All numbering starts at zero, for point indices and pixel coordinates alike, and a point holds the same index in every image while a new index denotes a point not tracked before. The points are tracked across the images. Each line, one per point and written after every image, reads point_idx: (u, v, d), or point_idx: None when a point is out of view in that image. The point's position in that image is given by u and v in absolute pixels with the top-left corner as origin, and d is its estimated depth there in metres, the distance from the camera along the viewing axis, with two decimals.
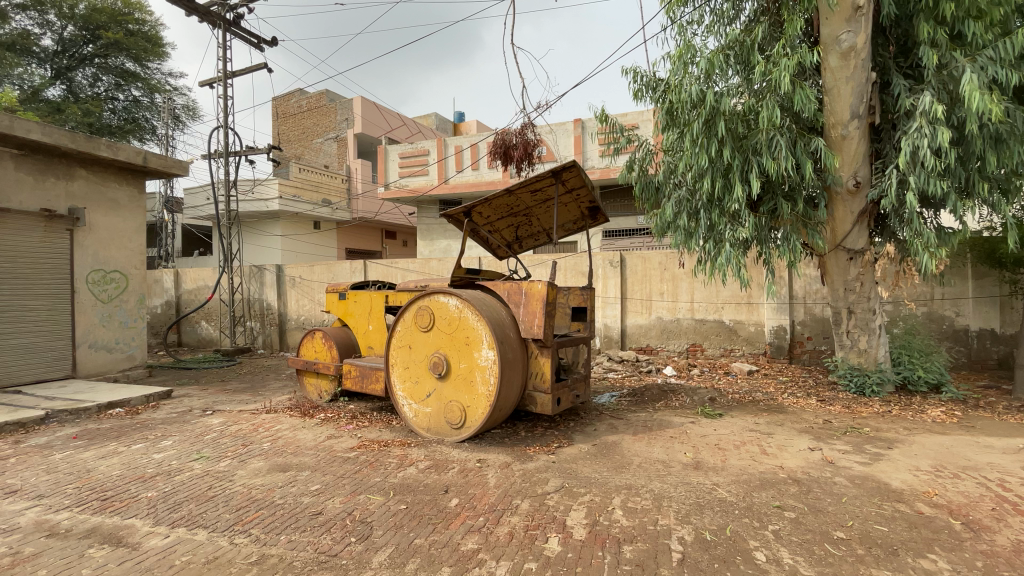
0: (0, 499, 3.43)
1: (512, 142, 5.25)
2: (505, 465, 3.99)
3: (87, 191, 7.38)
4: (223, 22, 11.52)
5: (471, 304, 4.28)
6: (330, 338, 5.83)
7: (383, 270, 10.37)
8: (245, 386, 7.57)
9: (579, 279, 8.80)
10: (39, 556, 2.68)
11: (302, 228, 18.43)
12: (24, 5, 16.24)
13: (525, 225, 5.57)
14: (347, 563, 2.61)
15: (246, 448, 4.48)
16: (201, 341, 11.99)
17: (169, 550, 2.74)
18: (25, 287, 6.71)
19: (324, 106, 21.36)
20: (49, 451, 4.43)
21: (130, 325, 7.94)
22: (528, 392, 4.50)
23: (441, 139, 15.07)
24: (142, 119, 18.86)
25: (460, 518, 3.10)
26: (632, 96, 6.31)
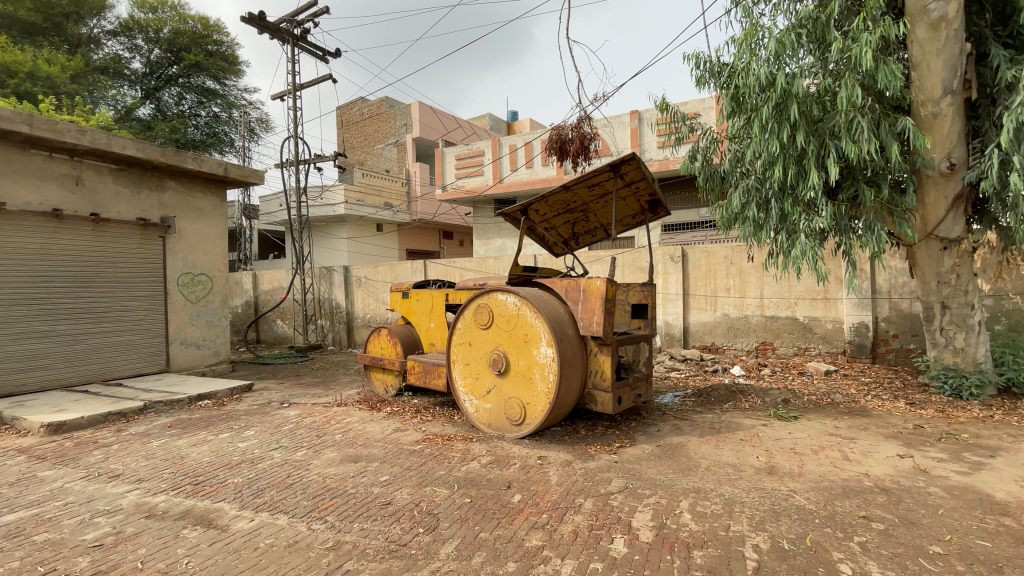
0: (110, 480, 3.82)
1: (568, 137, 5.18)
2: (567, 463, 3.95)
3: (176, 202, 8.08)
4: (292, 37, 12.22)
5: (529, 302, 4.27)
6: (395, 336, 6.04)
7: (441, 270, 10.61)
8: (317, 381, 8.01)
9: (638, 275, 8.58)
10: (140, 535, 2.95)
11: (366, 231, 19.25)
12: (117, 33, 18.26)
13: (582, 221, 5.49)
14: (415, 553, 2.68)
15: (319, 440, 4.73)
16: (277, 338, 12.81)
17: (254, 533, 2.94)
18: (127, 289, 7.43)
19: (384, 112, 22.19)
20: (148, 438, 4.89)
21: (215, 324, 8.64)
22: (587, 390, 4.44)
23: (496, 139, 15.18)
24: (222, 133, 20.36)
25: (524, 514, 3.10)
26: (694, 84, 6.05)
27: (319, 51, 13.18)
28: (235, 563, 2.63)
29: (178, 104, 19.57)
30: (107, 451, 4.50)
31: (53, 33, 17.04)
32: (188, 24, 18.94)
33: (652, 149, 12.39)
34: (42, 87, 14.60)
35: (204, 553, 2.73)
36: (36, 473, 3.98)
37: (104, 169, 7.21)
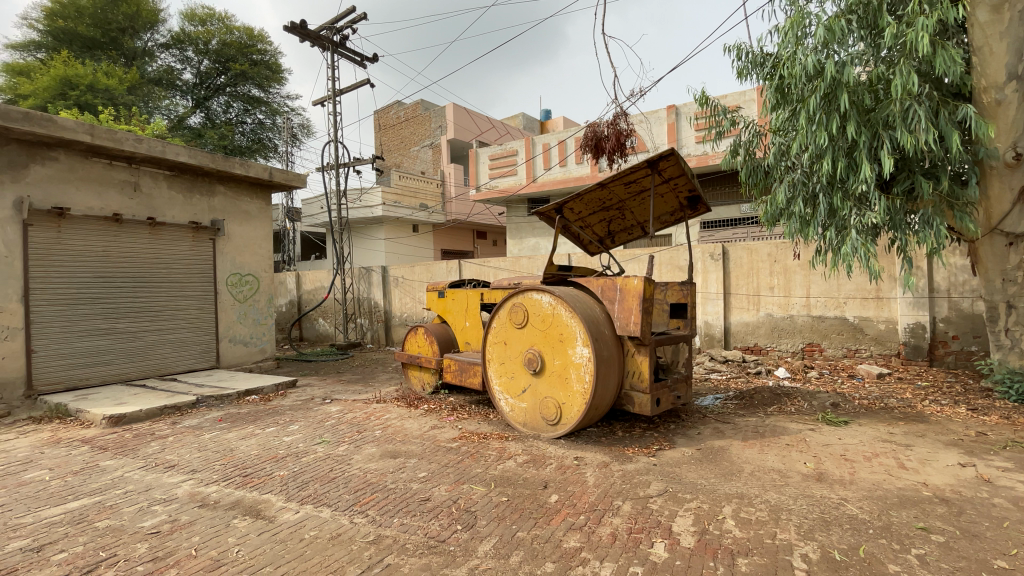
0: (166, 470, 4.04)
1: (603, 134, 5.11)
2: (604, 464, 3.90)
3: (225, 205, 8.46)
4: (331, 44, 12.58)
5: (564, 301, 4.24)
6: (431, 334, 6.13)
7: (476, 269, 10.68)
8: (357, 378, 8.22)
9: (677, 274, 8.39)
10: (193, 524, 3.09)
11: (402, 232, 19.62)
12: (169, 46, 19.33)
13: (618, 220, 5.41)
14: (454, 550, 2.70)
15: (360, 435, 4.85)
16: (318, 337, 13.23)
17: (299, 525, 3.04)
18: (180, 289, 7.82)
19: (420, 115, 22.55)
20: (201, 431, 5.14)
21: (261, 322, 9.01)
22: (624, 391, 4.36)
23: (529, 138, 15.16)
24: (266, 139, 21.16)
25: (561, 514, 3.08)
26: (736, 75, 5.87)
27: (358, 57, 13.52)
28: (281, 553, 2.73)
29: (226, 112, 20.43)
30: (163, 442, 4.76)
31: (110, 48, 18.26)
32: (234, 35, 19.90)
33: (690, 144, 12.08)
34: (102, 99, 15.61)
35: (253, 543, 2.84)
36: (100, 462, 4.24)
37: (159, 175, 7.61)
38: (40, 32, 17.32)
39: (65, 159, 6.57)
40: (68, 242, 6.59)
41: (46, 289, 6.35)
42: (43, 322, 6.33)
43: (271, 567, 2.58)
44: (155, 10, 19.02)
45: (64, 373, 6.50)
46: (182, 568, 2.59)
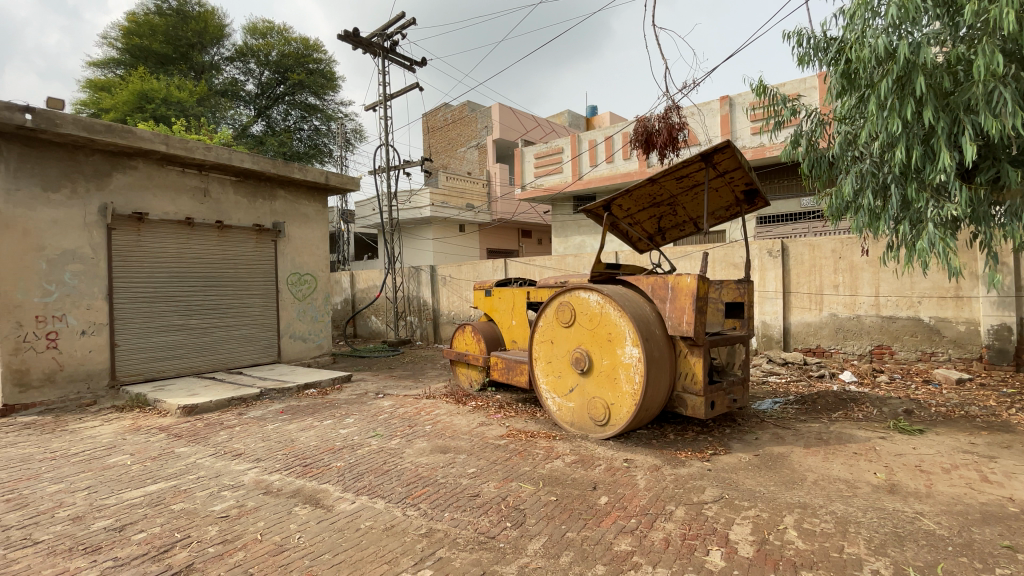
0: (233, 458, 4.29)
1: (654, 128, 4.98)
2: (655, 467, 3.80)
3: (285, 209, 8.91)
4: (382, 50, 12.95)
5: (613, 300, 4.16)
6: (479, 333, 6.18)
7: (522, 268, 10.72)
8: (408, 374, 8.43)
9: (732, 272, 8.06)
10: (259, 510, 3.27)
11: (449, 231, 19.96)
12: (234, 59, 20.54)
13: (669, 216, 5.26)
14: (504, 546, 2.72)
15: (411, 430, 4.97)
16: (370, 334, 13.68)
17: (355, 515, 3.15)
18: (245, 288, 8.30)
19: (466, 116, 22.84)
20: (264, 422, 5.44)
21: (318, 320, 9.42)
22: (677, 393, 4.24)
23: (575, 135, 15.00)
24: (322, 144, 22.06)
25: (612, 517, 3.03)
26: (796, 62, 5.57)
27: (407, 61, 13.85)
28: (339, 541, 2.83)
29: (285, 120, 21.47)
30: (230, 432, 5.06)
31: (181, 63, 19.60)
32: (292, 46, 20.93)
33: (746, 136, 11.62)
34: (174, 111, 16.78)
35: (313, 530, 2.96)
36: (175, 449, 4.57)
37: (226, 181, 8.09)
38: (120, 51, 18.82)
39: (143, 167, 7.11)
40: (146, 244, 7.13)
41: (127, 288, 6.91)
42: (125, 318, 6.88)
43: (330, 554, 2.69)
44: (221, 26, 20.32)
45: (144, 366, 7.05)
46: (249, 551, 2.74)
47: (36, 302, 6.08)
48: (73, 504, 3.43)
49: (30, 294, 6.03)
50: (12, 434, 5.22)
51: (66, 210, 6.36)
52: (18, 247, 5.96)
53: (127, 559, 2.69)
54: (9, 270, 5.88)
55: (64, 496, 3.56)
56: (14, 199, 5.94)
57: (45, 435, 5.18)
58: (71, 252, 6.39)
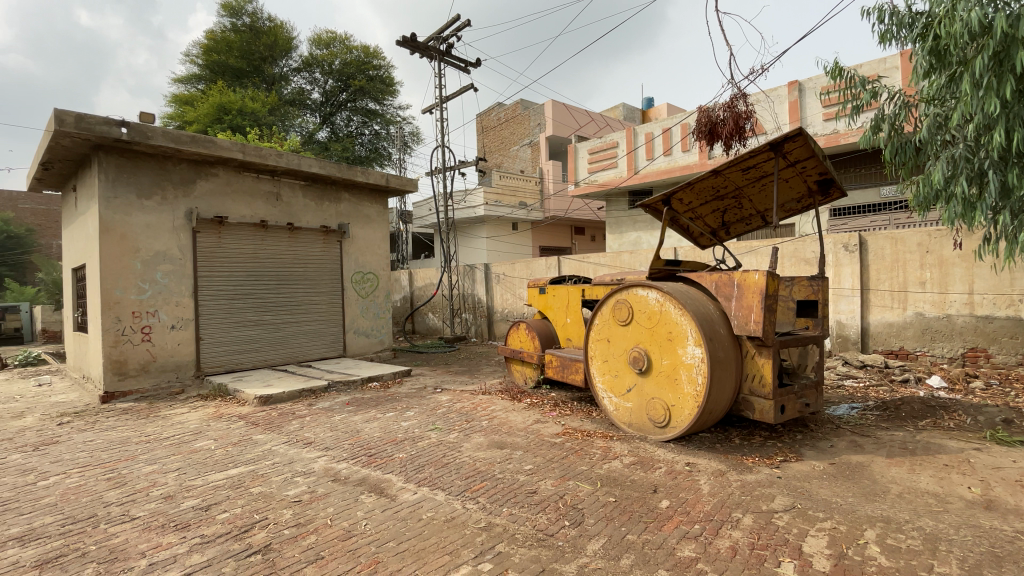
0: (305, 446, 4.55)
1: (719, 118, 4.76)
2: (720, 473, 3.64)
3: (350, 210, 9.32)
4: (438, 53, 13.22)
5: (674, 297, 4.03)
6: (533, 330, 6.18)
7: (576, 265, 10.63)
8: (464, 370, 8.58)
9: (802, 268, 7.59)
10: (328, 496, 3.44)
11: (503, 230, 20.14)
12: (301, 70, 21.68)
13: (734, 209, 5.02)
14: (563, 545, 2.70)
15: (469, 424, 5.06)
16: (428, 330, 14.07)
17: (417, 505, 3.25)
18: (313, 286, 8.76)
19: (519, 114, 22.91)
20: (331, 412, 5.72)
21: (380, 316, 9.79)
22: (743, 395, 4.05)
23: (631, 128, 14.64)
24: (382, 148, 22.89)
25: (674, 521, 2.93)
26: (876, 41, 5.14)
27: (462, 63, 14.07)
28: (403, 530, 2.93)
29: (347, 126, 22.53)
30: (302, 421, 5.37)
31: (254, 75, 20.88)
32: (353, 54, 21.84)
33: (817, 123, 10.94)
34: (248, 120, 17.97)
35: (378, 518, 3.08)
36: (253, 436, 4.91)
37: (295, 185, 8.57)
38: (201, 67, 20.35)
39: (223, 174, 7.66)
40: (225, 245, 7.69)
41: (209, 286, 7.48)
42: (208, 314, 7.46)
43: (394, 542, 2.79)
44: (289, 39, 21.53)
45: (224, 358, 7.61)
46: (320, 535, 2.89)
47: (132, 299, 6.72)
48: (166, 484, 3.76)
49: (128, 292, 6.67)
50: (115, 418, 5.80)
51: (157, 215, 6.98)
52: (117, 249, 6.61)
53: (212, 537, 2.91)
54: (110, 270, 6.54)
55: (158, 477, 3.91)
56: (114, 206, 6.59)
57: (142, 420, 5.72)
58: (162, 253, 7.00)
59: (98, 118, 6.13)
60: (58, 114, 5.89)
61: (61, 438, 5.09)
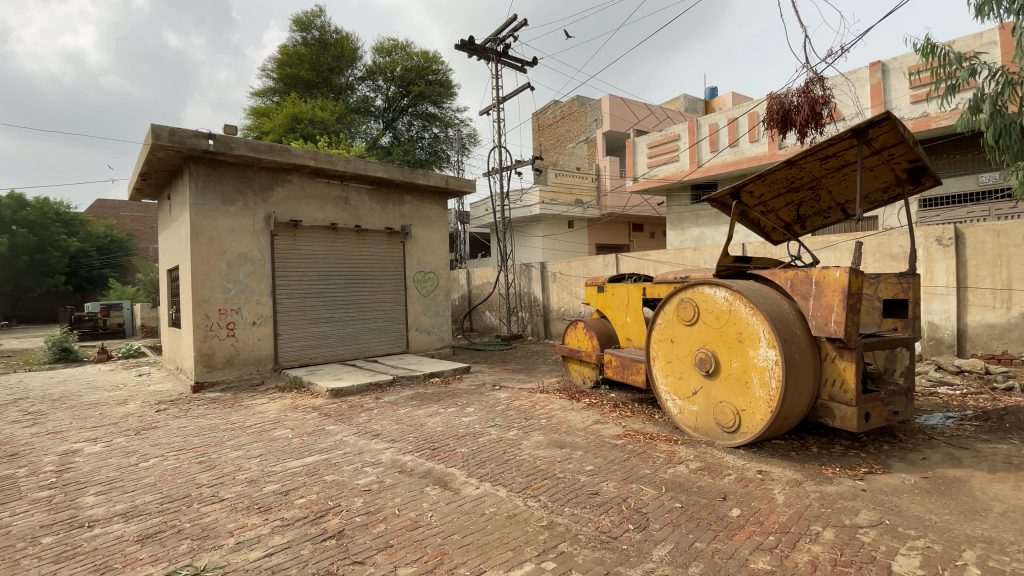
0: (373, 438, 4.75)
1: (792, 105, 4.48)
2: (795, 482, 3.43)
3: (412, 212, 9.63)
4: (495, 55, 13.36)
5: (744, 296, 3.83)
6: (591, 329, 6.10)
7: (635, 263, 10.42)
8: (521, 368, 8.62)
9: (887, 265, 7.00)
10: (396, 487, 3.57)
11: (558, 228, 20.07)
12: (365, 78, 22.61)
13: (810, 202, 4.71)
14: (628, 549, 2.65)
15: (528, 422, 5.09)
16: (485, 328, 14.27)
17: (480, 500, 3.31)
18: (379, 284, 9.12)
19: (576, 111, 22.71)
20: (397, 406, 5.95)
21: (440, 314, 10.04)
22: (821, 401, 3.79)
23: (693, 120, 14.10)
24: (441, 151, 23.50)
25: (745, 531, 2.79)
26: (973, 14, 4.63)
27: (519, 63, 14.11)
28: (466, 523, 2.99)
29: (409, 130, 23.30)
30: (369, 414, 5.62)
31: (323, 86, 22.03)
32: (414, 60, 22.55)
33: (903, 106, 10.06)
34: (318, 129, 18.99)
35: (443, 510, 3.17)
36: (325, 426, 5.19)
37: (362, 189, 8.96)
38: (275, 80, 21.77)
39: (296, 180, 8.15)
40: (299, 247, 8.18)
41: (285, 285, 7.99)
42: (285, 311, 7.97)
43: (459, 535, 2.85)
44: (354, 49, 22.55)
45: (299, 352, 8.09)
46: (389, 524, 3.01)
47: (219, 297, 7.30)
48: (249, 469, 4.05)
49: (214, 291, 7.25)
50: (203, 406, 6.33)
51: (240, 219, 7.53)
52: (205, 251, 7.20)
53: (291, 521, 3.11)
54: (200, 270, 7.14)
55: (242, 462, 4.23)
56: (202, 212, 7.18)
57: (227, 409, 6.21)
58: (243, 255, 7.56)
59: (189, 131, 6.70)
60: (155, 129, 6.49)
61: (160, 423, 5.63)
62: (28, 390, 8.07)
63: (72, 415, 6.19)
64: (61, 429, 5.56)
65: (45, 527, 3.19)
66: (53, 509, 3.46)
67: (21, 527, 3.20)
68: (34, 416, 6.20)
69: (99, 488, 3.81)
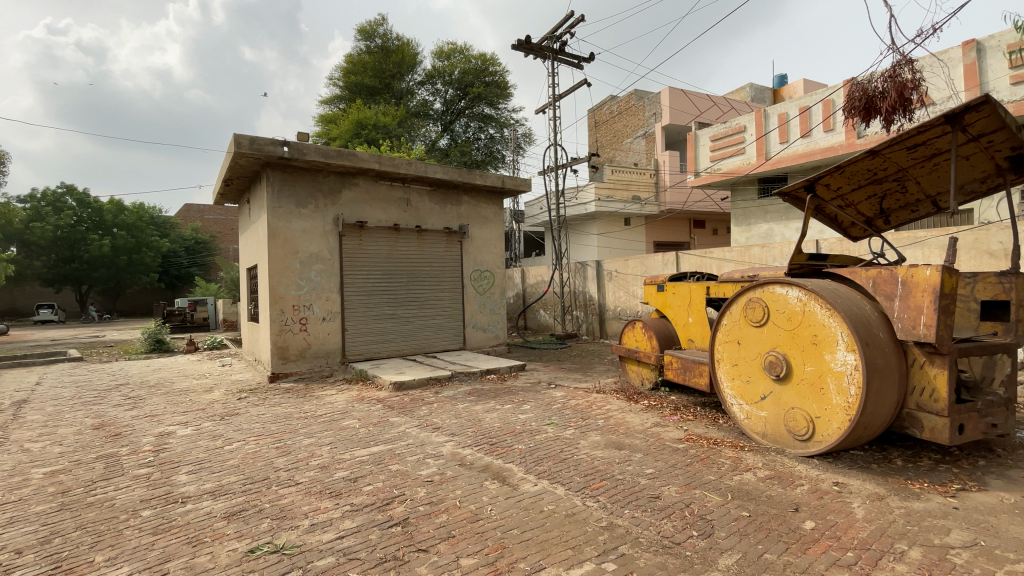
0: (434, 431, 4.90)
1: (877, 91, 4.16)
2: (877, 497, 3.19)
3: (470, 212, 9.82)
4: (551, 53, 13.31)
5: (819, 296, 3.61)
6: (650, 329, 5.96)
7: (696, 261, 10.02)
8: (577, 367, 8.59)
9: (986, 262, 6.34)
10: (456, 480, 3.66)
11: (614, 226, 19.77)
12: (424, 83, 23.24)
13: (895, 195, 4.35)
14: (691, 555, 2.58)
15: (585, 422, 5.05)
16: (540, 326, 14.28)
17: (539, 497, 3.33)
18: (438, 283, 9.36)
19: (633, 105, 22.21)
20: (455, 401, 6.10)
21: (496, 312, 10.18)
22: (908, 410, 3.51)
23: (761, 110, 13.39)
24: (496, 151, 23.90)
25: (821, 545, 2.64)
26: None
27: (575, 60, 14.00)
28: (525, 519, 3.02)
29: (466, 131, 23.86)
30: (430, 407, 5.80)
31: (385, 92, 22.85)
32: (471, 63, 22.94)
33: (1003, 88, 9.08)
34: (380, 133, 19.80)
35: (502, 505, 3.22)
36: (389, 418, 5.41)
37: (422, 190, 9.23)
38: (341, 88, 22.86)
39: (362, 183, 8.53)
40: (364, 247, 8.56)
41: (352, 284, 8.39)
42: (352, 308, 8.37)
43: (519, 530, 2.89)
44: (414, 54, 23.21)
45: (364, 347, 8.47)
46: (450, 515, 3.10)
47: (293, 294, 7.78)
48: (321, 455, 4.31)
49: (289, 288, 7.74)
50: (278, 396, 6.77)
51: (311, 221, 7.99)
52: (281, 251, 7.70)
53: (360, 506, 3.27)
54: (277, 269, 7.65)
55: (315, 449, 4.50)
56: (278, 214, 7.68)
57: (300, 398, 6.62)
58: (315, 255, 8.01)
59: (266, 139, 7.17)
60: (237, 138, 7.00)
61: (241, 410, 6.09)
62: (129, 376, 8.97)
63: (167, 401, 6.84)
64: (157, 413, 6.16)
65: (145, 502, 3.55)
66: (151, 485, 3.84)
67: (125, 501, 3.57)
68: (135, 400, 6.89)
69: (190, 468, 4.19)
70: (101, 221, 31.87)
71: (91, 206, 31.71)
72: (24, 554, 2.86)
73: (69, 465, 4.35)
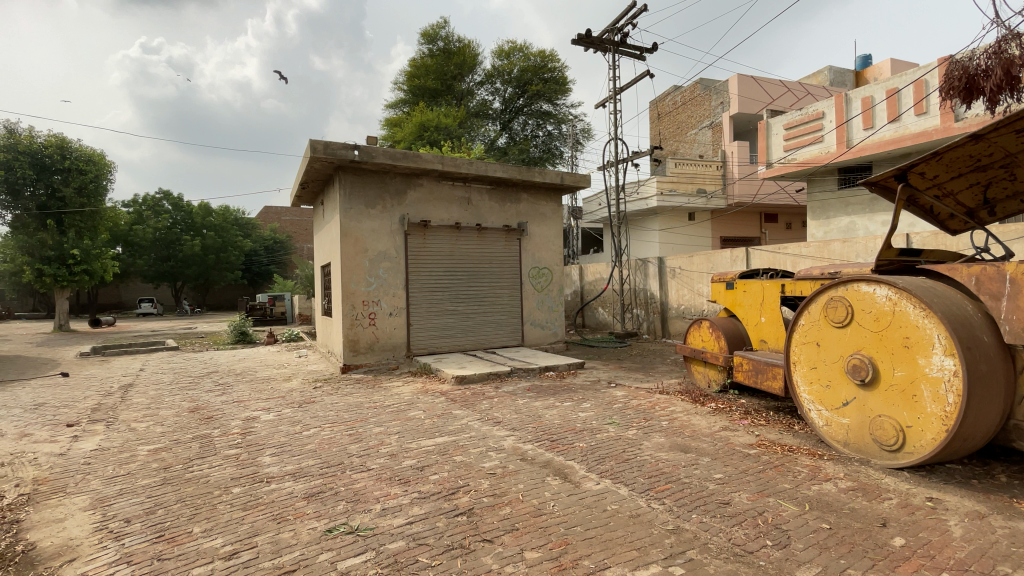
0: (495, 425, 5.00)
1: (980, 69, 3.77)
2: (977, 515, 2.89)
3: (528, 209, 9.86)
4: (612, 45, 13.06)
5: (912, 295, 3.33)
6: (718, 329, 5.71)
7: (768, 257, 9.48)
8: (638, 366, 8.42)
9: None
10: (518, 474, 3.72)
11: (677, 221, 19.16)
12: (484, 83, 23.51)
13: (1003, 183, 3.89)
14: (766, 565, 2.48)
15: (648, 423, 4.94)
16: (598, 324, 14.07)
17: (601, 495, 3.31)
18: (497, 279, 9.47)
19: (699, 95, 21.34)
20: (515, 396, 6.17)
21: (554, 309, 10.17)
22: (1016, 421, 3.17)
23: (841, 95, 12.46)
24: (554, 147, 23.92)
25: (912, 564, 2.44)
26: None
27: (637, 51, 13.63)
28: (588, 518, 3.01)
29: (524, 129, 24.04)
30: (491, 402, 5.91)
31: (447, 94, 23.39)
32: (531, 61, 23.00)
33: None
34: (441, 133, 20.31)
35: (564, 501, 3.23)
36: (453, 411, 5.58)
37: (483, 189, 9.38)
38: (405, 92, 23.64)
39: (426, 183, 8.81)
40: (428, 245, 8.83)
41: (416, 281, 8.69)
42: (416, 304, 8.68)
43: (582, 527, 2.89)
44: (474, 55, 23.52)
45: (427, 342, 8.77)
46: (514, 508, 3.16)
47: (363, 290, 8.19)
48: (390, 444, 4.51)
49: (359, 285, 8.15)
50: (349, 386, 7.15)
51: (379, 221, 8.36)
52: (352, 250, 8.11)
53: (427, 494, 3.40)
54: (348, 266, 8.08)
55: (384, 437, 4.72)
56: (350, 214, 8.10)
57: (369, 389, 6.97)
58: (382, 253, 8.38)
59: (339, 144, 7.58)
60: (313, 144, 7.44)
61: (316, 398, 6.50)
62: (218, 365, 9.81)
63: (251, 388, 7.43)
64: (244, 399, 6.71)
65: (236, 479, 3.89)
66: (240, 465, 4.21)
67: (218, 478, 3.93)
68: (225, 386, 7.56)
69: (273, 450, 4.54)
70: (192, 222, 34.99)
71: (184, 210, 34.92)
72: (133, 522, 3.22)
73: (170, 444, 4.85)
